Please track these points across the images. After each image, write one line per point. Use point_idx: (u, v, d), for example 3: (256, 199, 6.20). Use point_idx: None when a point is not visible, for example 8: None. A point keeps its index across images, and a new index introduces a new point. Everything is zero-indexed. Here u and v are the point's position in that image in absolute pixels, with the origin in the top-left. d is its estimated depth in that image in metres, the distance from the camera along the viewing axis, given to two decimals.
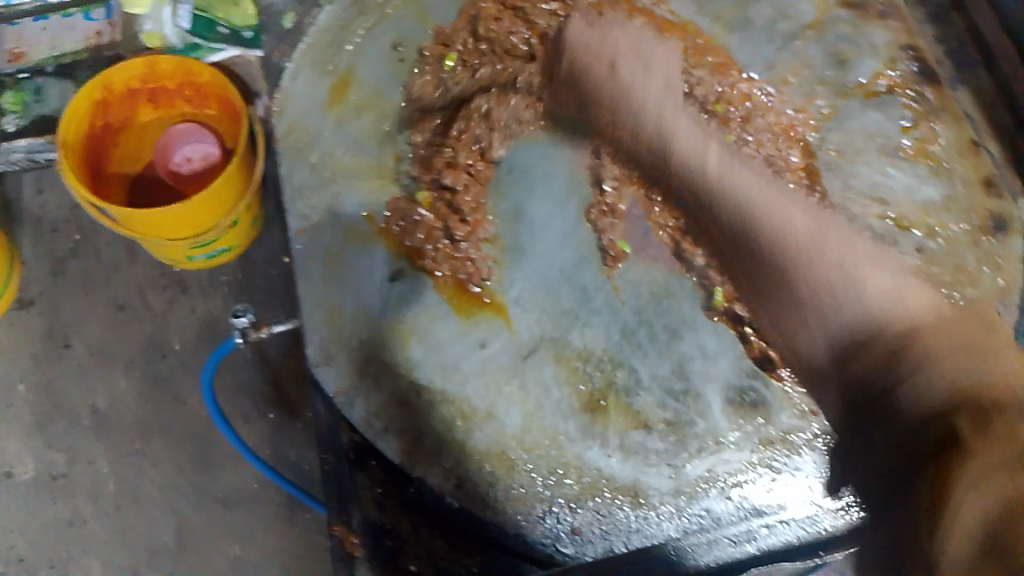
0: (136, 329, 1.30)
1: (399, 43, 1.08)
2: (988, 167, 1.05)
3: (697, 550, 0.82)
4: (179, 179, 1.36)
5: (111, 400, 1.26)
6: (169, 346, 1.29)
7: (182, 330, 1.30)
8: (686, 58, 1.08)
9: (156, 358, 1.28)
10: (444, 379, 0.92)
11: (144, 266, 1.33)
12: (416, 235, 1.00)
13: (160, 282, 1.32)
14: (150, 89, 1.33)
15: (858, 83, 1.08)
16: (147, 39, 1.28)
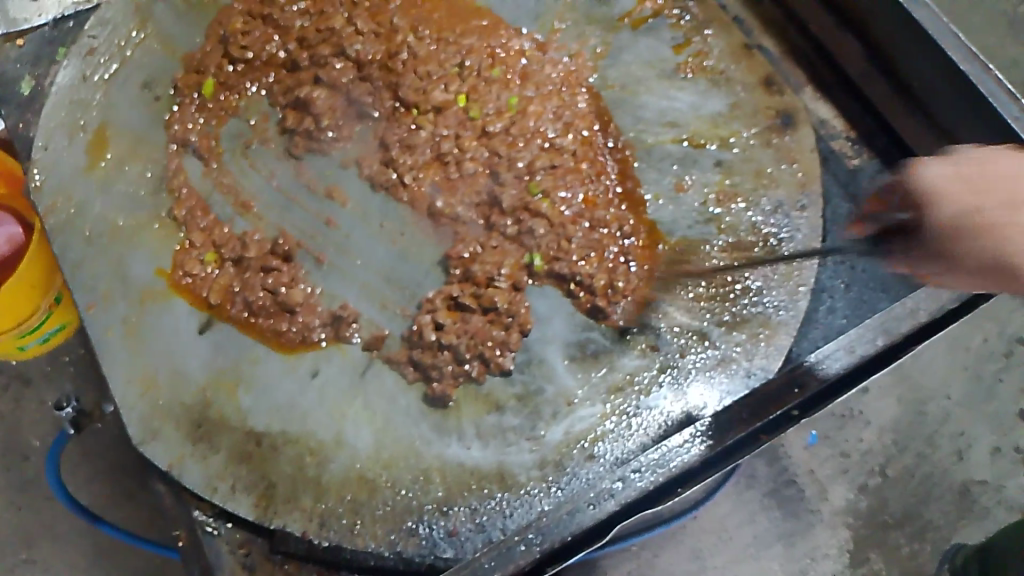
0: None
1: (150, 81, 1.01)
2: (763, 66, 1.07)
3: (557, 526, 0.77)
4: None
5: None
6: (29, 446, 1.32)
7: (37, 428, 1.33)
8: (451, 29, 1.06)
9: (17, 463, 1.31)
10: (283, 420, 0.88)
11: None
12: (216, 282, 0.94)
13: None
14: None
15: (625, 13, 1.07)
16: None
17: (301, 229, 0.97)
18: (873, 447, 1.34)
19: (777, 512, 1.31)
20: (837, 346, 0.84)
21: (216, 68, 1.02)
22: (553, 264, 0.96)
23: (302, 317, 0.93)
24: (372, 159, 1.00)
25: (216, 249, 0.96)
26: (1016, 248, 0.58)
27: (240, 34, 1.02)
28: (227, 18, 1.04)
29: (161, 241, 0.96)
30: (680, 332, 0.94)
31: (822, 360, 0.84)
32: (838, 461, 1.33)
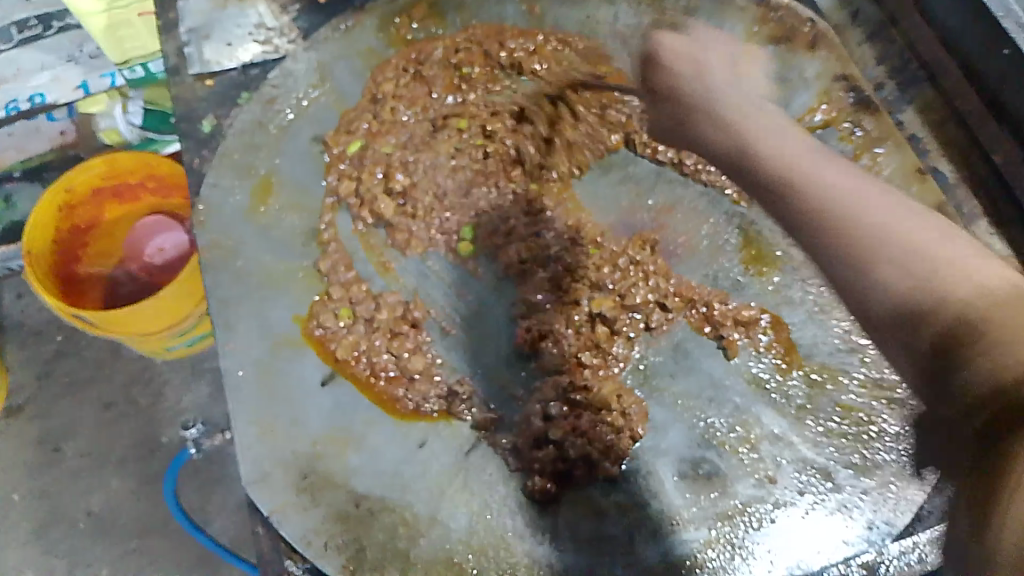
0: (127, 424, 1.59)
1: (320, 136, 1.05)
2: (936, 194, 1.00)
3: None
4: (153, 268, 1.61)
5: (106, 501, 1.54)
6: (158, 442, 1.59)
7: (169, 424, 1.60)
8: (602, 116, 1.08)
9: (146, 454, 1.58)
10: (386, 486, 0.89)
11: (127, 362, 1.63)
12: (342, 338, 0.97)
13: (144, 378, 1.62)
14: (115, 189, 1.58)
15: (791, 121, 1.06)
16: (109, 136, 1.60)
17: (433, 297, 1.00)
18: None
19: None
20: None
21: (371, 127, 1.07)
22: (663, 378, 0.94)
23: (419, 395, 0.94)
24: (498, 232, 1.03)
25: (351, 305, 0.99)
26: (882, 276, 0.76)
27: (392, 95, 1.07)
28: (382, 77, 1.08)
29: (301, 289, 0.99)
30: (804, 467, 0.88)
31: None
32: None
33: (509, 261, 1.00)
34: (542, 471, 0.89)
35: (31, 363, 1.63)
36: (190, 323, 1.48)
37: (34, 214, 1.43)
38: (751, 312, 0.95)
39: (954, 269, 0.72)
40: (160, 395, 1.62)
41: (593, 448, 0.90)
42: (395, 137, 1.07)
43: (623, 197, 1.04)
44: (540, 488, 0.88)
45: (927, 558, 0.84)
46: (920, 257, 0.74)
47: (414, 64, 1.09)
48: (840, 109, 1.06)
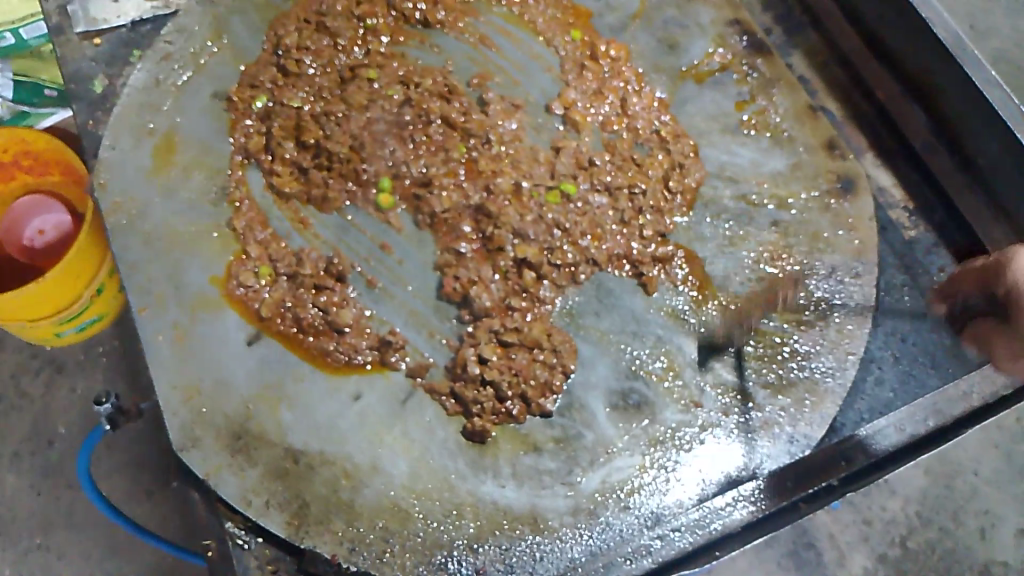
0: (17, 416, 1.37)
1: (221, 91, 1.03)
2: (828, 130, 1.06)
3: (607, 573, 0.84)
4: (30, 252, 1.39)
5: (2, 498, 1.33)
6: (55, 432, 1.37)
7: (66, 414, 1.38)
8: (507, 63, 1.09)
9: (43, 446, 1.36)
10: (323, 441, 0.88)
11: (15, 351, 1.40)
12: (265, 297, 0.95)
13: (33, 366, 1.39)
14: None
15: (690, 66, 1.09)
16: None
17: (354, 251, 0.99)
18: (896, 517, 1.22)
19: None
20: (888, 424, 0.92)
21: (277, 82, 1.04)
22: (586, 316, 0.97)
23: (350, 352, 0.94)
24: (413, 182, 1.02)
25: (270, 263, 0.97)
26: None
27: (296, 48, 1.05)
28: (283, 30, 1.06)
29: (216, 250, 0.96)
30: (724, 391, 0.93)
31: (877, 433, 0.92)
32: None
33: (425, 211, 1.00)
34: (480, 412, 0.91)
35: None
36: (83, 308, 1.28)
37: None
38: (666, 249, 0.99)
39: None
40: (52, 382, 1.39)
41: (526, 389, 0.92)
42: (301, 90, 1.04)
43: (540, 141, 1.05)
44: (478, 429, 0.90)
45: (854, 459, 0.91)
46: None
47: (318, 18, 1.07)
48: (735, 53, 1.10)
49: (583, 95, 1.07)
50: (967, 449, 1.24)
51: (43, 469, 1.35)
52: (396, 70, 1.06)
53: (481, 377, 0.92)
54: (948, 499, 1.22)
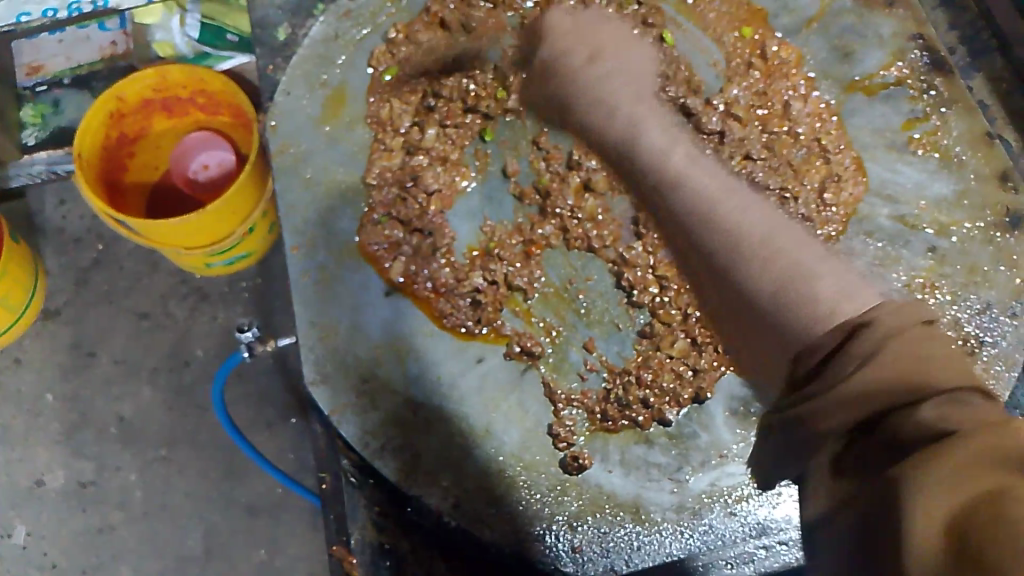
0: (163, 335, 1.46)
1: (392, 47, 1.05)
2: (1002, 160, 1.00)
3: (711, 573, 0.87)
4: (194, 184, 1.50)
5: (136, 409, 1.43)
6: (192, 355, 1.45)
7: (204, 340, 1.46)
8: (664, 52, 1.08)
9: (179, 367, 1.45)
10: (443, 398, 0.91)
11: (165, 275, 1.48)
12: (404, 256, 0.98)
13: (181, 291, 1.47)
14: (165, 100, 1.45)
15: (863, 76, 1.05)
16: (160, 49, 1.43)
17: (496, 211, 1.02)
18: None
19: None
20: None
21: (441, 42, 1.07)
22: (718, 318, 0.96)
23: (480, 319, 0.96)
24: (559, 159, 1.03)
25: (419, 224, 1.00)
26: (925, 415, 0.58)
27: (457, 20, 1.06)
28: None
29: (368, 200, 1.01)
30: None
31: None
32: None
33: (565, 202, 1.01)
34: (615, 411, 0.92)
35: (71, 267, 1.48)
36: (233, 244, 1.36)
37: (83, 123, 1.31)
38: None
39: (860, 402, 0.64)
40: (196, 310, 1.47)
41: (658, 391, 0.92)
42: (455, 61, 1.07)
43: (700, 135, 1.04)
44: (611, 421, 0.92)
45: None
46: (902, 357, 0.65)
47: None
48: (915, 69, 1.04)
49: (746, 92, 1.05)
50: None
51: (177, 387, 1.44)
52: (553, 52, 1.10)
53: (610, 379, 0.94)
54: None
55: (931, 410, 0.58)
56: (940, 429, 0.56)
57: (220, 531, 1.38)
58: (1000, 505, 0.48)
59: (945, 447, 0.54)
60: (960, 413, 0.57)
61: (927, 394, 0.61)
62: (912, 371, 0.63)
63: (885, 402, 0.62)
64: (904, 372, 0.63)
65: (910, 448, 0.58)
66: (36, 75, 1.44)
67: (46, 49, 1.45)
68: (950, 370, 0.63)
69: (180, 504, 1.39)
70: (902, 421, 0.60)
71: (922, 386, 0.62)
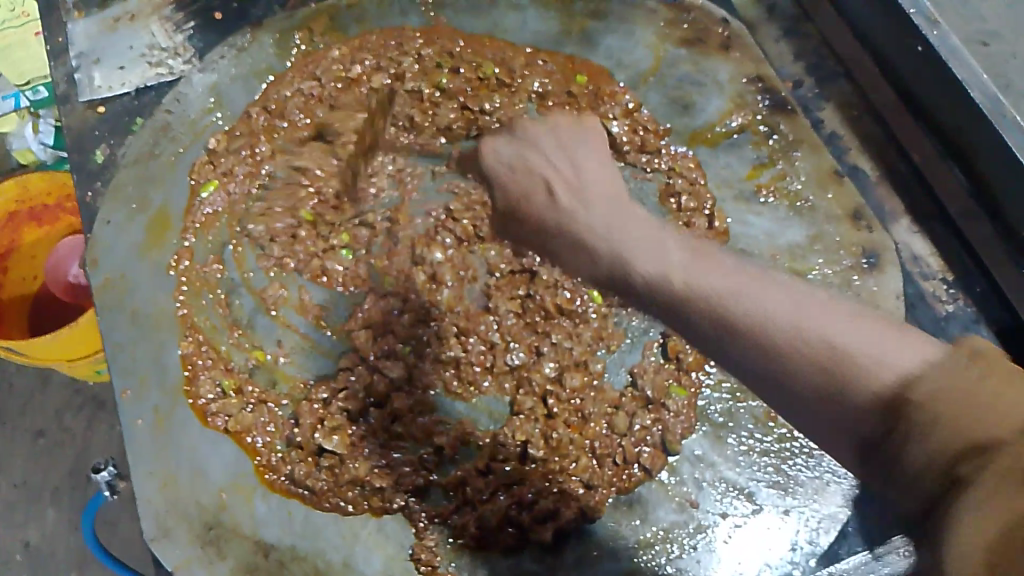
0: (60, 452, 1.44)
1: (212, 158, 1.01)
2: (852, 197, 0.98)
3: None
4: (75, 292, 1.34)
5: (43, 534, 1.39)
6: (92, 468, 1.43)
7: (104, 448, 1.44)
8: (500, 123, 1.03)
9: (81, 482, 1.42)
10: (296, 536, 0.85)
11: (60, 388, 1.47)
12: (252, 388, 0.92)
13: (76, 402, 1.47)
14: (30, 210, 1.37)
15: (704, 126, 1.03)
16: (21, 156, 1.40)
17: (337, 317, 0.97)
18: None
19: None
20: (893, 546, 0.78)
21: (267, 145, 1.03)
22: (580, 400, 0.91)
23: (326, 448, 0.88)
24: (402, 255, 0.99)
25: (263, 346, 0.95)
26: (835, 336, 0.50)
27: (294, 109, 1.04)
28: (273, 93, 1.04)
29: (198, 325, 0.94)
30: (725, 488, 0.86)
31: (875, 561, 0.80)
32: None
33: (404, 301, 0.96)
34: (477, 532, 0.84)
35: None
36: None
37: None
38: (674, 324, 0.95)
39: (762, 326, 0.52)
40: (92, 420, 1.46)
41: (522, 504, 0.85)
42: (292, 160, 1.03)
43: None
44: (474, 538, 0.84)
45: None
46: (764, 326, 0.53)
47: (310, 81, 1.05)
48: (755, 113, 1.02)
49: None
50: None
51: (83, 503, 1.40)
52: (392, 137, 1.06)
53: (474, 493, 0.86)
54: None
55: (815, 324, 0.51)
56: (794, 335, 0.51)
57: None
58: (857, 371, 0.48)
59: (860, 372, 0.48)
60: (830, 319, 0.51)
61: (814, 330, 0.50)
62: (811, 306, 0.52)
63: (717, 324, 0.55)
64: (797, 303, 0.52)
65: (848, 394, 0.48)
66: None
67: None
68: (871, 316, 0.51)
69: None
70: (780, 352, 0.51)
71: (861, 344, 0.49)
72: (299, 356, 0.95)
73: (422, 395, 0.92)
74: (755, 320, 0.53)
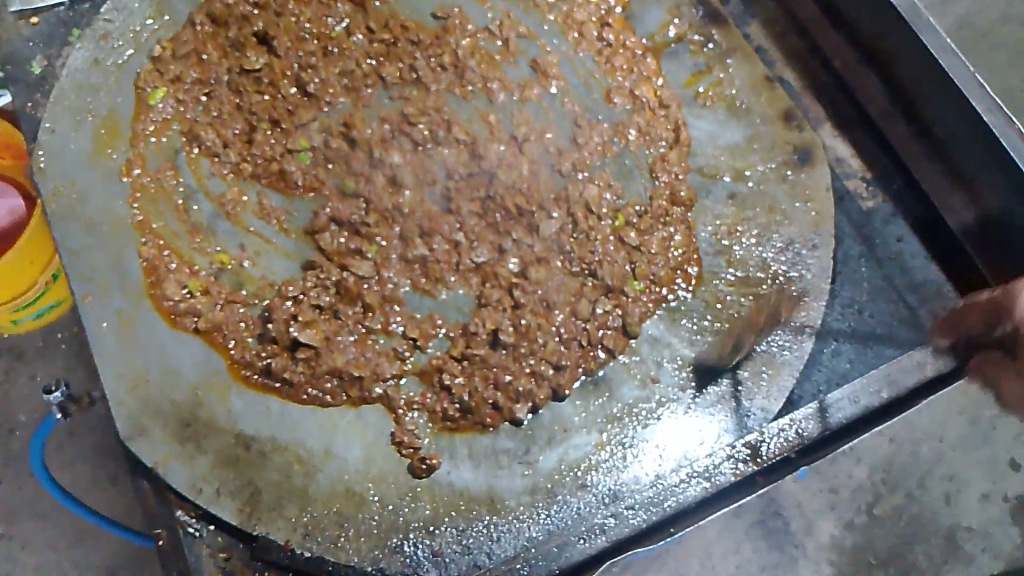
0: None
1: (159, 65, 1.00)
2: (784, 100, 1.05)
3: (570, 552, 0.81)
4: None
5: None
6: (16, 419, 1.30)
7: (26, 403, 1.30)
8: (452, 34, 1.06)
9: (5, 435, 1.29)
10: (274, 426, 0.87)
11: None
12: (222, 290, 0.93)
13: None
14: None
15: (649, 37, 1.09)
16: None
17: (298, 221, 0.97)
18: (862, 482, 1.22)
19: (763, 544, 1.19)
20: (841, 396, 0.89)
21: (214, 51, 1.02)
22: (544, 289, 0.94)
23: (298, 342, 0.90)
24: (361, 161, 1.00)
25: (228, 251, 0.95)
26: None
27: (244, 16, 1.04)
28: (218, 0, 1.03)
29: (159, 231, 0.94)
30: (681, 366, 0.93)
31: (826, 407, 0.89)
32: (827, 496, 1.21)
33: (368, 203, 0.98)
34: (456, 412, 0.90)
35: None
36: (37, 295, 1.21)
37: None
38: (637, 222, 0.98)
39: None
40: (11, 371, 1.31)
41: (498, 386, 0.91)
42: (246, 65, 1.02)
43: (495, 105, 1.04)
44: (453, 420, 0.90)
45: (805, 432, 0.88)
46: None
47: None
48: (691, 23, 1.09)
49: (537, 67, 1.05)
50: (927, 418, 1.23)
51: (4, 457, 1.28)
52: (342, 43, 1.05)
53: (450, 378, 0.91)
54: (912, 465, 1.21)
55: None
56: None
57: None
58: None
59: None
60: None
61: None
62: None
63: None
64: None
65: None
66: None
67: None
68: None
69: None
70: None
71: None
72: (265, 259, 0.95)
73: (390, 291, 0.94)
74: None
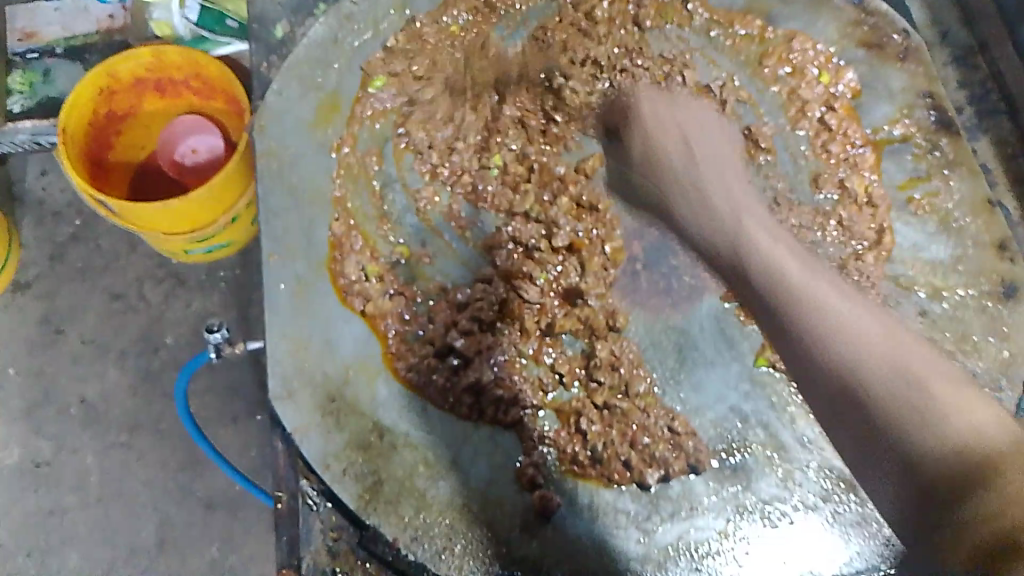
0: (130, 319, 1.34)
1: (390, 52, 1.00)
2: (1002, 229, 0.98)
3: None
4: (182, 169, 1.32)
5: (100, 391, 1.31)
6: (162, 340, 1.33)
7: (175, 326, 1.34)
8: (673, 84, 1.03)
9: (148, 352, 1.33)
10: (410, 423, 0.88)
11: (143, 257, 1.36)
12: (399, 280, 0.96)
13: (158, 275, 1.36)
14: (158, 81, 1.28)
15: (870, 130, 1.03)
16: (157, 28, 1.29)
17: (479, 232, 1.00)
18: None
19: None
20: None
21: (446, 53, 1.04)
22: (703, 362, 0.94)
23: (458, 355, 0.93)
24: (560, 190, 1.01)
25: (411, 245, 0.98)
26: (945, 433, 0.67)
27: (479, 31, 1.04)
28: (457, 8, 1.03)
29: (353, 210, 0.97)
30: (828, 475, 0.88)
31: None
32: None
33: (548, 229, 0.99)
34: (585, 458, 0.90)
35: (48, 239, 1.36)
36: (216, 232, 1.24)
37: (79, 85, 1.18)
38: None
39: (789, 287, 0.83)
40: (170, 295, 1.35)
41: (632, 444, 0.90)
42: (474, 84, 1.04)
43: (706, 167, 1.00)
44: (581, 466, 0.89)
45: None
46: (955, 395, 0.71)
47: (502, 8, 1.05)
48: (920, 125, 1.01)
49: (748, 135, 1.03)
50: None
51: (144, 372, 1.32)
52: (567, 74, 1.04)
53: (587, 423, 0.91)
54: None
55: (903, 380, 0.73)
56: (919, 419, 0.69)
57: (176, 523, 1.27)
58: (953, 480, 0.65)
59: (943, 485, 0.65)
60: (939, 406, 0.70)
61: (948, 420, 0.68)
62: (919, 390, 0.71)
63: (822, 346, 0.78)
64: (901, 351, 0.75)
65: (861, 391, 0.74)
66: (29, 41, 1.32)
67: (43, 18, 1.33)
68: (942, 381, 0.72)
69: (138, 495, 1.27)
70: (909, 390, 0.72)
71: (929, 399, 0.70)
72: (441, 261, 0.98)
73: (552, 324, 0.95)
74: (914, 421, 0.70)
